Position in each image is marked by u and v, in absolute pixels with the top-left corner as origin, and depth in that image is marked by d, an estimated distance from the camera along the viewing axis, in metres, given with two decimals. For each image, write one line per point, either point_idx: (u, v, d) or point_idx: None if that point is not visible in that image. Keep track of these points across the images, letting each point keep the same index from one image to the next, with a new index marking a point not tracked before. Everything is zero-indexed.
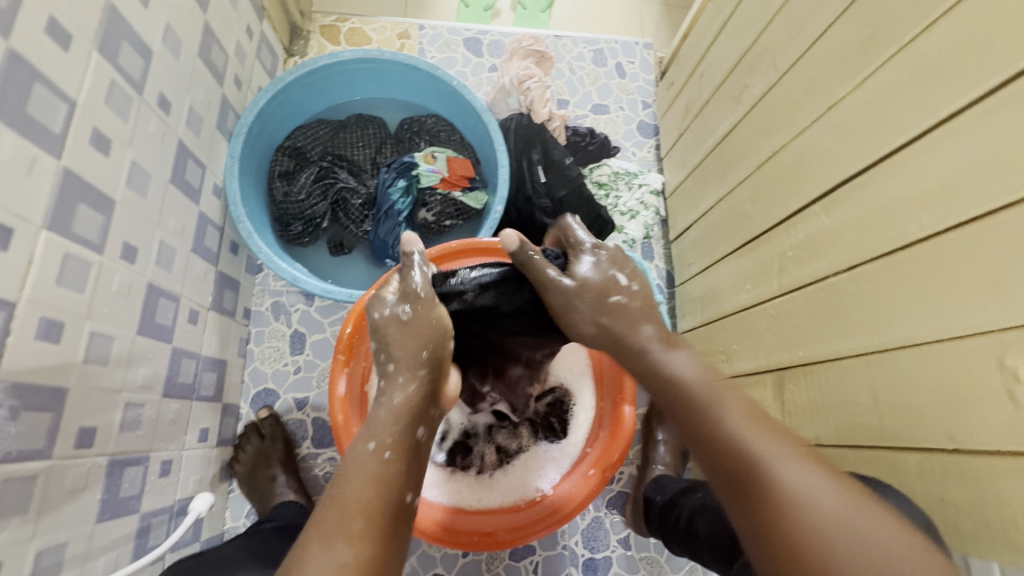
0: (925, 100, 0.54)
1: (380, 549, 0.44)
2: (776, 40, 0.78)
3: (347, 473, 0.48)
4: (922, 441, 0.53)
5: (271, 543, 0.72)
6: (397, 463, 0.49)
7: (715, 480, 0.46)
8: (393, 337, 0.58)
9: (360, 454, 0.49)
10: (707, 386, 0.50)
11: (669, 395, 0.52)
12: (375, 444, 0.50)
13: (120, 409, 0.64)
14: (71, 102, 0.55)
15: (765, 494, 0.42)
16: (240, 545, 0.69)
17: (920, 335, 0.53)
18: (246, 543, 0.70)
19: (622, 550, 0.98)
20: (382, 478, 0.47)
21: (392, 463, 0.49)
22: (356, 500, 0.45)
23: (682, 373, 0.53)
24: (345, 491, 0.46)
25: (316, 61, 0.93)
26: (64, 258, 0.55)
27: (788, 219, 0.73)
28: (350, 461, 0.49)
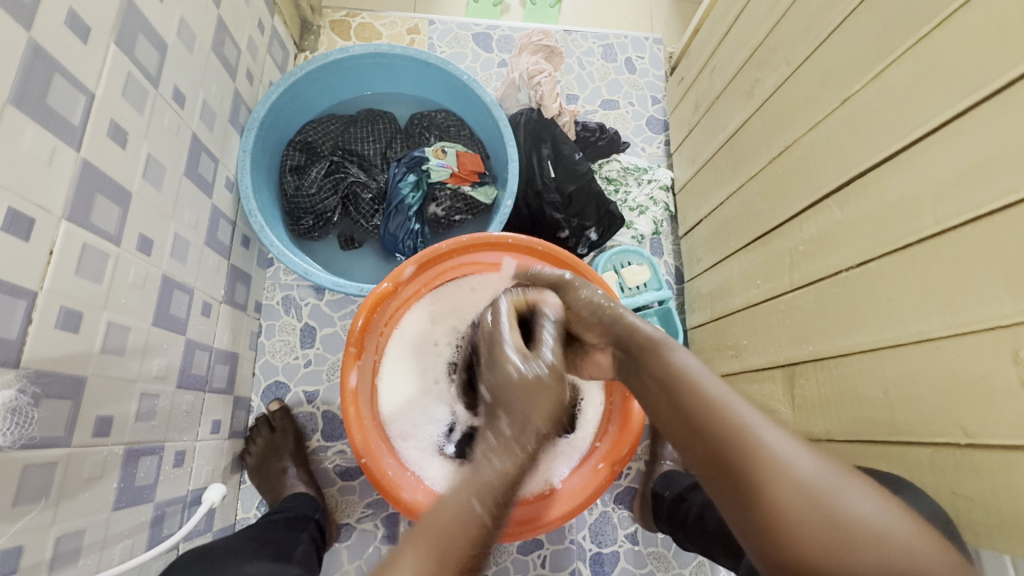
0: (940, 92, 0.53)
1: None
2: (789, 33, 0.77)
3: (447, 521, 0.46)
4: (934, 435, 0.53)
5: (281, 534, 0.72)
6: (489, 520, 0.47)
7: (697, 452, 0.45)
8: (518, 399, 0.54)
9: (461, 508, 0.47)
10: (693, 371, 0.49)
11: (665, 373, 0.51)
12: (480, 505, 0.47)
13: (136, 399, 0.65)
14: (89, 94, 0.56)
15: (742, 462, 0.42)
16: (247, 534, 0.69)
17: (933, 329, 0.52)
18: (256, 532, 0.70)
19: (630, 545, 0.98)
20: (473, 534, 0.46)
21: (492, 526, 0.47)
22: (449, 548, 0.45)
23: (680, 358, 0.52)
24: (445, 539, 0.45)
25: (327, 56, 0.93)
26: (83, 248, 0.55)
27: (799, 214, 0.72)
28: (454, 514, 0.47)
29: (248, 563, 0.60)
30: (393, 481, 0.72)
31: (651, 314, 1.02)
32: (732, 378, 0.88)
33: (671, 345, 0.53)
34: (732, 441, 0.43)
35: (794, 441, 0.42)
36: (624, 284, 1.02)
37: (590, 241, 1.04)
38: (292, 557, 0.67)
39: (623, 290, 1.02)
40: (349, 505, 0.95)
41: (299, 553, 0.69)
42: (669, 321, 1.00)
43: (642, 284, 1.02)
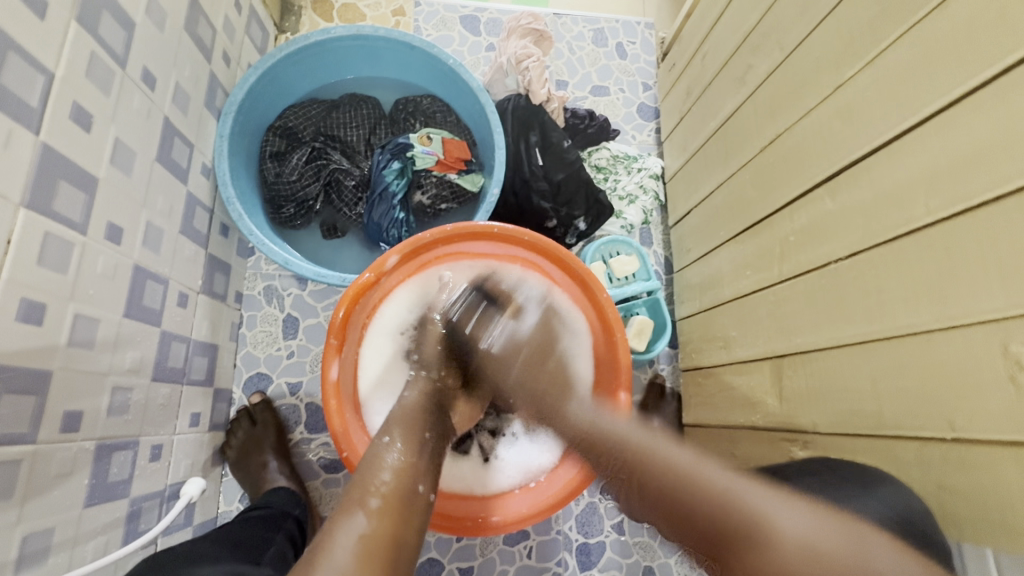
0: (935, 79, 0.52)
1: (396, 531, 0.45)
2: (783, 18, 0.75)
3: (366, 468, 0.50)
4: (921, 429, 0.52)
5: (253, 534, 0.70)
6: (411, 454, 0.52)
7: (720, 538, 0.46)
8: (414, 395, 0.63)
9: (378, 449, 0.52)
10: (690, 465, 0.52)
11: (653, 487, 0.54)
12: (389, 438, 0.53)
13: (108, 393, 0.63)
14: (48, 73, 0.53)
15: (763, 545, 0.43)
16: (223, 535, 0.67)
17: (922, 323, 0.52)
18: (228, 533, 0.68)
19: (616, 535, 0.98)
20: (403, 468, 0.50)
21: (410, 478, 0.50)
22: (368, 486, 0.48)
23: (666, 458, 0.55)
24: (364, 476, 0.49)
25: (307, 38, 0.90)
26: (45, 237, 0.53)
27: (789, 205, 0.71)
28: (368, 454, 0.52)
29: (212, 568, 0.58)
30: None
31: (639, 306, 1.01)
32: (720, 369, 0.87)
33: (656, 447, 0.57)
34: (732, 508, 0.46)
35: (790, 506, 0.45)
36: (612, 274, 1.01)
37: (579, 231, 1.02)
38: (262, 558, 0.65)
39: (611, 280, 1.01)
40: (334, 497, 0.94)
41: (272, 552, 0.68)
42: (657, 312, 1.00)
43: (631, 275, 1.01)
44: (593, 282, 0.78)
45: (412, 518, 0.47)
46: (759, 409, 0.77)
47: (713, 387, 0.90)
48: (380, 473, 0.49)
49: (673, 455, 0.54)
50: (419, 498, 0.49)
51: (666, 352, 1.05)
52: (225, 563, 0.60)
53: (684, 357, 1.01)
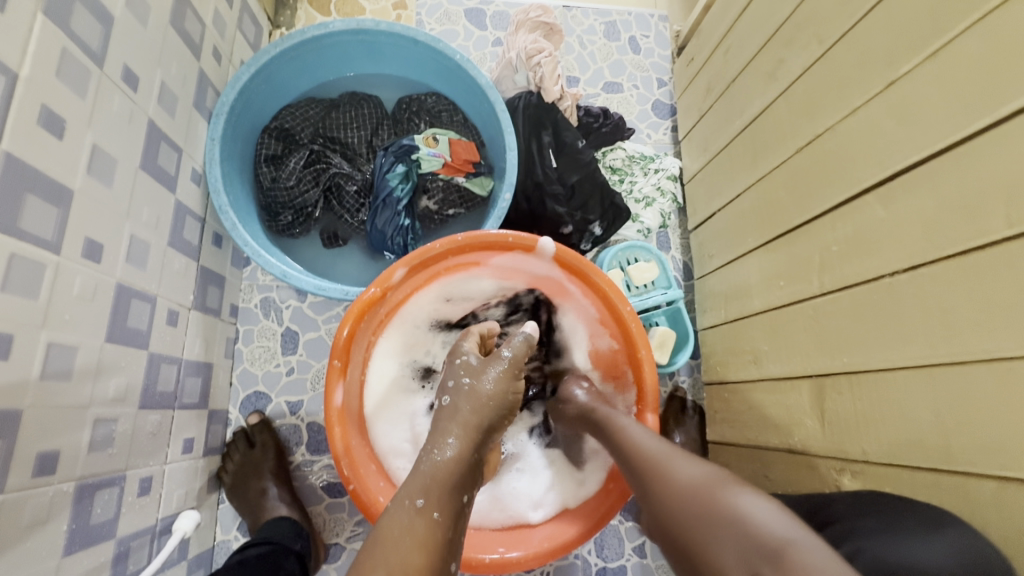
0: (1014, 74, 0.46)
1: None
2: (822, 7, 0.69)
3: (390, 528, 0.45)
4: (995, 469, 0.46)
5: None
6: (447, 525, 0.47)
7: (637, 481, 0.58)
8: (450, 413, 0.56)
9: (404, 510, 0.47)
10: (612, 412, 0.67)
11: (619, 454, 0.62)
12: (424, 502, 0.47)
13: (90, 427, 0.57)
14: (11, 74, 0.47)
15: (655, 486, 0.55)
16: None
17: (1002, 348, 0.46)
18: None
19: (637, 559, 0.93)
20: (430, 544, 0.45)
21: (440, 525, 0.47)
22: (402, 559, 0.43)
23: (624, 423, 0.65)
24: (393, 549, 0.44)
25: (304, 33, 0.83)
26: (11, 259, 0.47)
27: (831, 211, 0.65)
28: (394, 520, 0.46)
29: None
30: (384, 506, 0.66)
31: (659, 314, 0.95)
32: (750, 386, 0.81)
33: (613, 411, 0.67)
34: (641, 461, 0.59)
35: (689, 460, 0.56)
36: (631, 283, 0.96)
37: (594, 237, 0.97)
38: None
39: (630, 289, 0.96)
40: (339, 523, 0.88)
41: None
42: (678, 321, 0.94)
43: (650, 283, 0.96)
44: (615, 296, 0.72)
45: None
46: (795, 431, 0.71)
47: (741, 404, 0.84)
48: (408, 550, 0.44)
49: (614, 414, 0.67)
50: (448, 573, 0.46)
51: (686, 363, 0.99)
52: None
53: (706, 370, 0.96)
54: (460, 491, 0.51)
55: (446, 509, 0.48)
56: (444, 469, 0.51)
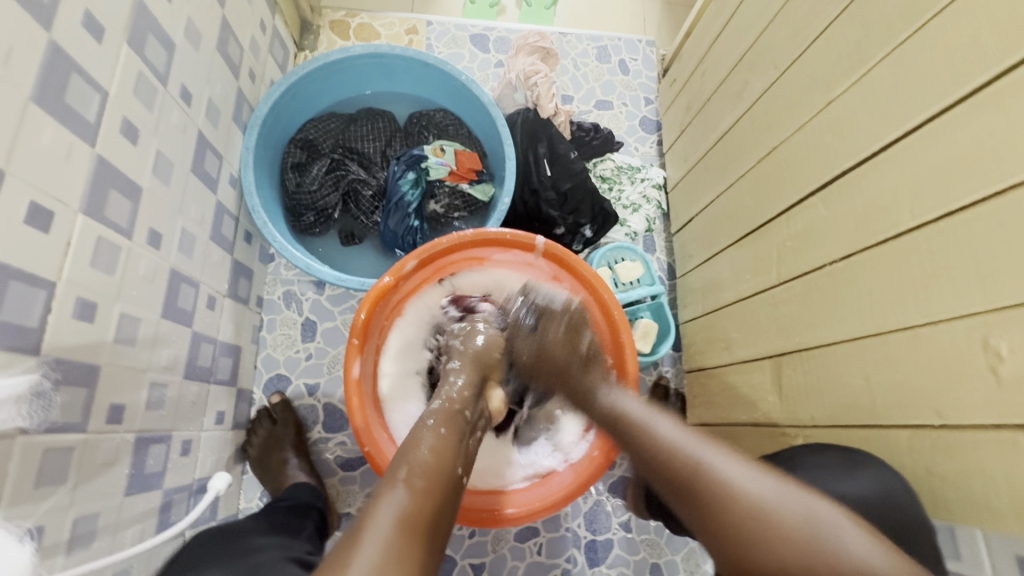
0: (917, 96, 0.56)
1: (434, 510, 0.47)
2: (777, 37, 0.80)
3: (411, 440, 0.54)
4: (911, 419, 0.56)
5: (283, 518, 0.75)
6: (451, 438, 0.55)
7: (670, 486, 0.54)
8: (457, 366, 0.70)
9: (422, 430, 0.55)
10: (646, 414, 0.62)
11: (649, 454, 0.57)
12: (433, 422, 0.56)
13: (146, 388, 0.67)
14: (104, 92, 0.58)
15: (701, 485, 0.51)
16: (257, 520, 0.72)
17: (910, 319, 0.56)
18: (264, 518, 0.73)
19: (623, 533, 1.01)
20: (443, 451, 0.53)
21: (447, 438, 0.55)
22: (416, 464, 0.50)
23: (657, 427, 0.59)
24: (414, 449, 0.52)
25: (329, 56, 0.95)
26: (98, 241, 0.57)
27: (786, 211, 0.75)
28: (412, 435, 0.54)
29: (258, 539, 0.65)
30: None
31: (644, 310, 1.05)
32: (723, 370, 0.91)
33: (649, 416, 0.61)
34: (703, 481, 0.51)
35: (747, 469, 0.51)
36: (618, 279, 1.05)
37: (585, 238, 1.07)
38: (299, 534, 0.72)
39: (617, 286, 1.05)
40: (350, 495, 0.97)
41: (305, 534, 0.73)
42: (661, 316, 1.03)
43: (636, 280, 1.05)
44: (601, 286, 0.81)
45: (449, 497, 0.49)
46: (760, 406, 0.80)
47: (715, 387, 0.93)
48: (423, 454, 0.51)
49: (647, 419, 0.61)
50: (455, 478, 0.52)
51: (669, 354, 1.08)
52: (266, 535, 0.67)
53: (687, 359, 1.05)
54: (462, 410, 0.60)
55: (452, 426, 0.57)
56: (445, 403, 0.61)
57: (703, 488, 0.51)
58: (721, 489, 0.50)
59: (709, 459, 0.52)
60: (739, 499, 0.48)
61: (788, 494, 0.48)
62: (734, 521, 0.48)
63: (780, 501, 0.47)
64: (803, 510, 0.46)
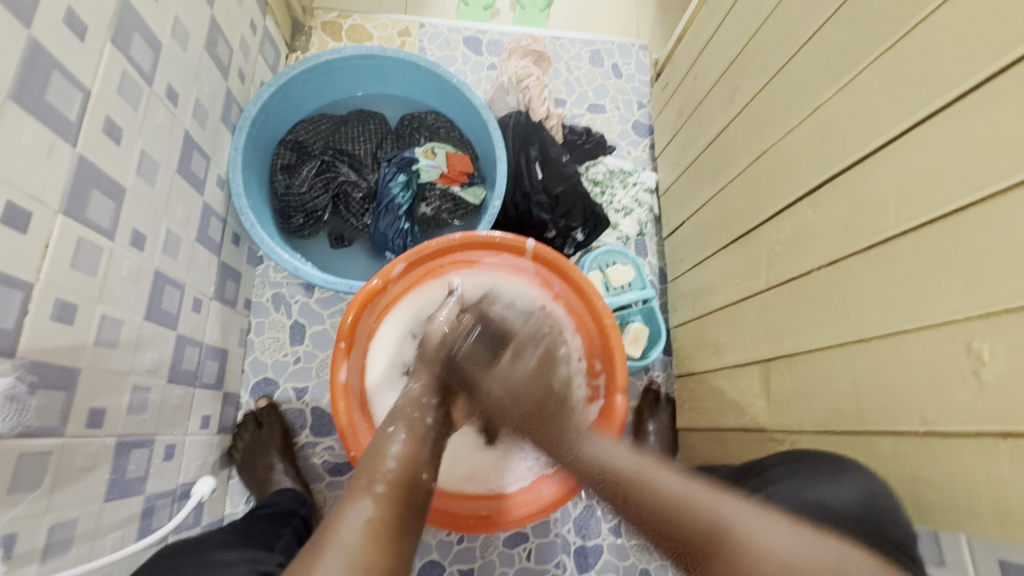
0: (904, 102, 0.57)
1: (400, 514, 0.47)
2: (767, 43, 0.80)
3: (375, 448, 0.54)
4: (896, 424, 0.56)
5: (261, 527, 0.74)
6: (414, 445, 0.56)
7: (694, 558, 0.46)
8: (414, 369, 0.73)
9: (384, 438, 0.56)
10: (640, 468, 0.55)
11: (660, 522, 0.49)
12: (394, 429, 0.58)
13: (128, 391, 0.66)
14: (86, 91, 0.57)
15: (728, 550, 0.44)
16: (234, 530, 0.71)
17: (896, 324, 0.56)
18: (239, 528, 0.72)
19: (613, 538, 1.00)
20: (407, 458, 0.53)
21: (410, 445, 0.55)
22: (378, 471, 0.50)
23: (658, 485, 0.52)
24: (376, 458, 0.52)
25: (320, 57, 0.95)
26: (78, 242, 0.56)
27: (775, 216, 0.75)
28: (373, 443, 0.55)
29: (231, 550, 0.64)
30: None
31: (635, 314, 1.04)
32: (712, 374, 0.91)
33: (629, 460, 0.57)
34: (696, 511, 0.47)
35: (770, 522, 0.45)
36: (609, 283, 1.05)
37: (576, 242, 1.07)
38: (274, 545, 0.70)
39: (608, 290, 1.05)
40: (337, 500, 0.96)
41: (280, 543, 0.71)
42: (652, 320, 1.03)
43: (627, 284, 1.05)
44: (591, 290, 0.81)
45: (414, 503, 0.50)
46: (749, 411, 0.80)
47: (705, 391, 0.93)
48: (385, 461, 0.52)
49: (649, 477, 0.54)
50: (421, 485, 0.52)
51: (660, 359, 1.08)
52: (239, 547, 0.65)
53: (677, 364, 1.05)
54: (423, 417, 0.62)
55: (415, 432, 0.58)
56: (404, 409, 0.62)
57: (731, 552, 0.44)
58: (751, 554, 0.43)
59: (728, 517, 0.46)
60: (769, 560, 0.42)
61: (817, 544, 0.43)
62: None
63: (815, 554, 0.42)
64: (834, 561, 0.41)
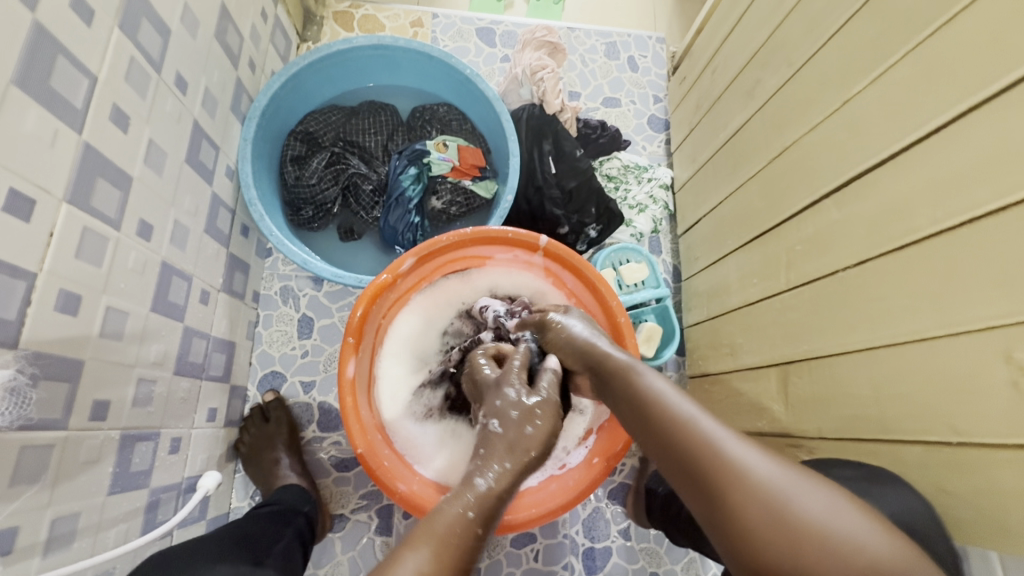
0: (940, 95, 0.53)
1: None
2: (792, 33, 0.77)
3: (430, 527, 0.48)
4: (925, 434, 0.53)
5: (260, 531, 0.70)
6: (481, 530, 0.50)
7: (681, 479, 0.46)
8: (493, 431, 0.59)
9: (444, 512, 0.50)
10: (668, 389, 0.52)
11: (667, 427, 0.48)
12: (467, 511, 0.50)
13: (133, 384, 0.65)
14: (92, 77, 0.56)
15: (730, 486, 0.42)
16: (231, 531, 0.67)
17: (927, 329, 0.53)
18: (239, 529, 0.69)
19: (622, 541, 0.99)
20: (461, 538, 0.48)
21: (475, 524, 0.50)
22: (432, 552, 0.45)
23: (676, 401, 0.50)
24: (431, 534, 0.47)
25: (330, 46, 0.93)
26: (83, 232, 0.55)
27: (797, 214, 0.73)
28: (438, 523, 0.48)
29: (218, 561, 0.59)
30: (388, 472, 0.72)
31: (648, 312, 1.02)
32: (728, 376, 0.88)
33: (640, 370, 0.56)
34: (701, 454, 0.44)
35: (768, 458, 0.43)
36: (622, 281, 1.02)
37: (589, 238, 1.04)
38: (268, 556, 0.65)
39: (621, 288, 1.03)
40: (343, 496, 0.95)
41: (276, 551, 0.67)
42: (666, 319, 1.00)
43: (640, 282, 1.02)
44: (605, 287, 0.79)
45: None
46: (765, 415, 0.78)
47: (720, 393, 0.91)
48: (441, 539, 0.47)
49: (664, 394, 0.51)
50: (468, 571, 0.47)
51: (673, 359, 1.06)
52: (234, 553, 0.62)
53: (691, 365, 1.02)
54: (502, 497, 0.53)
55: (484, 513, 0.51)
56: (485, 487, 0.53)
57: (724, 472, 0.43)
58: (758, 505, 0.40)
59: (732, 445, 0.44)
60: (754, 489, 0.41)
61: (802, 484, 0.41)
62: (748, 524, 0.40)
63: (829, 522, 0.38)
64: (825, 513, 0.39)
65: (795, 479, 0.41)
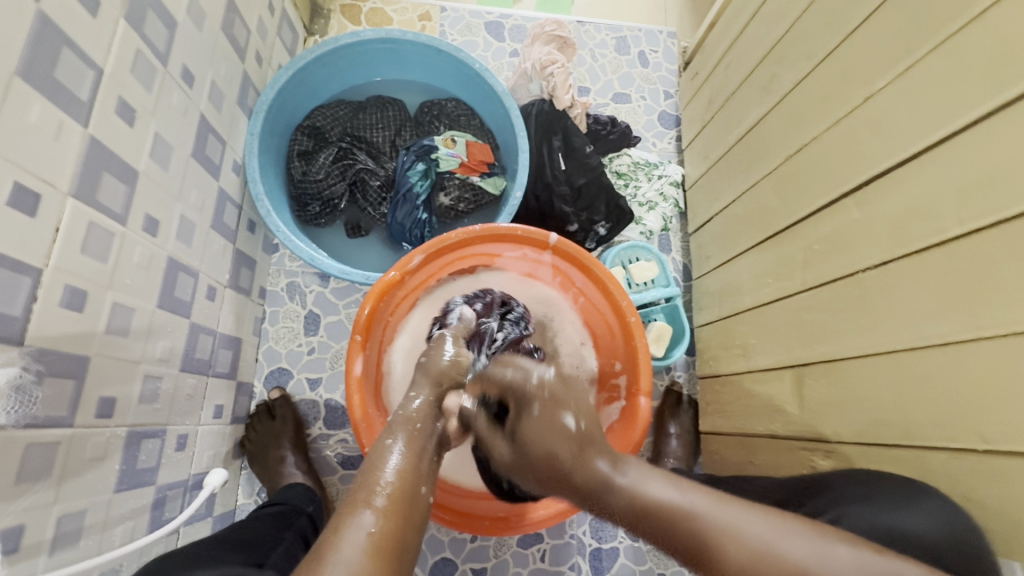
0: (969, 91, 0.52)
1: (402, 534, 0.41)
2: (811, 28, 0.75)
3: (369, 466, 0.46)
4: (949, 440, 0.52)
5: (259, 533, 0.69)
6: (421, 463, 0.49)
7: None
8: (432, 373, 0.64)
9: (383, 452, 0.48)
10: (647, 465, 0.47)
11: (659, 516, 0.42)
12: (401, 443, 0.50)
13: (139, 380, 0.64)
14: (97, 69, 0.55)
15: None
16: (229, 534, 0.66)
17: (953, 333, 0.51)
18: (239, 532, 0.68)
19: (630, 542, 0.98)
20: (406, 473, 0.46)
21: (415, 459, 0.49)
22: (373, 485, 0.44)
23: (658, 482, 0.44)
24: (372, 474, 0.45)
25: (338, 40, 0.92)
26: (89, 227, 0.54)
27: (815, 213, 0.71)
28: (376, 455, 0.48)
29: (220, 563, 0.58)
30: None
31: (657, 311, 1.01)
32: (740, 377, 0.87)
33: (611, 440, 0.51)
34: (717, 547, 0.39)
35: (793, 533, 0.39)
36: (631, 280, 1.01)
37: (598, 236, 1.03)
38: (267, 560, 0.63)
39: (630, 286, 1.01)
40: (349, 494, 0.94)
41: (277, 554, 0.66)
42: (675, 318, 0.99)
43: (650, 281, 1.01)
44: (615, 287, 0.77)
45: (414, 521, 0.43)
46: (780, 417, 0.76)
47: (732, 395, 0.89)
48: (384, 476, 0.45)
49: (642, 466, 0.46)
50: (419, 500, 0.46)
51: (683, 359, 1.04)
52: (235, 556, 0.60)
53: (701, 365, 1.01)
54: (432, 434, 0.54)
55: (419, 446, 0.50)
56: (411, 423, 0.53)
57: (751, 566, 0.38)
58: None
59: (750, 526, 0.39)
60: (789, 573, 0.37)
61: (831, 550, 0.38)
62: None
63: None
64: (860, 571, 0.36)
65: (821, 551, 0.38)
